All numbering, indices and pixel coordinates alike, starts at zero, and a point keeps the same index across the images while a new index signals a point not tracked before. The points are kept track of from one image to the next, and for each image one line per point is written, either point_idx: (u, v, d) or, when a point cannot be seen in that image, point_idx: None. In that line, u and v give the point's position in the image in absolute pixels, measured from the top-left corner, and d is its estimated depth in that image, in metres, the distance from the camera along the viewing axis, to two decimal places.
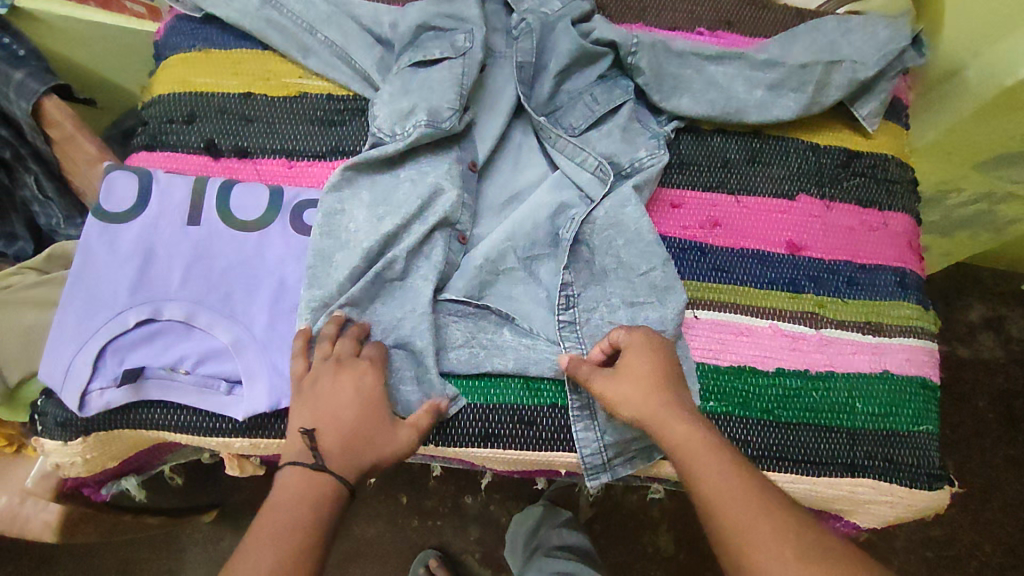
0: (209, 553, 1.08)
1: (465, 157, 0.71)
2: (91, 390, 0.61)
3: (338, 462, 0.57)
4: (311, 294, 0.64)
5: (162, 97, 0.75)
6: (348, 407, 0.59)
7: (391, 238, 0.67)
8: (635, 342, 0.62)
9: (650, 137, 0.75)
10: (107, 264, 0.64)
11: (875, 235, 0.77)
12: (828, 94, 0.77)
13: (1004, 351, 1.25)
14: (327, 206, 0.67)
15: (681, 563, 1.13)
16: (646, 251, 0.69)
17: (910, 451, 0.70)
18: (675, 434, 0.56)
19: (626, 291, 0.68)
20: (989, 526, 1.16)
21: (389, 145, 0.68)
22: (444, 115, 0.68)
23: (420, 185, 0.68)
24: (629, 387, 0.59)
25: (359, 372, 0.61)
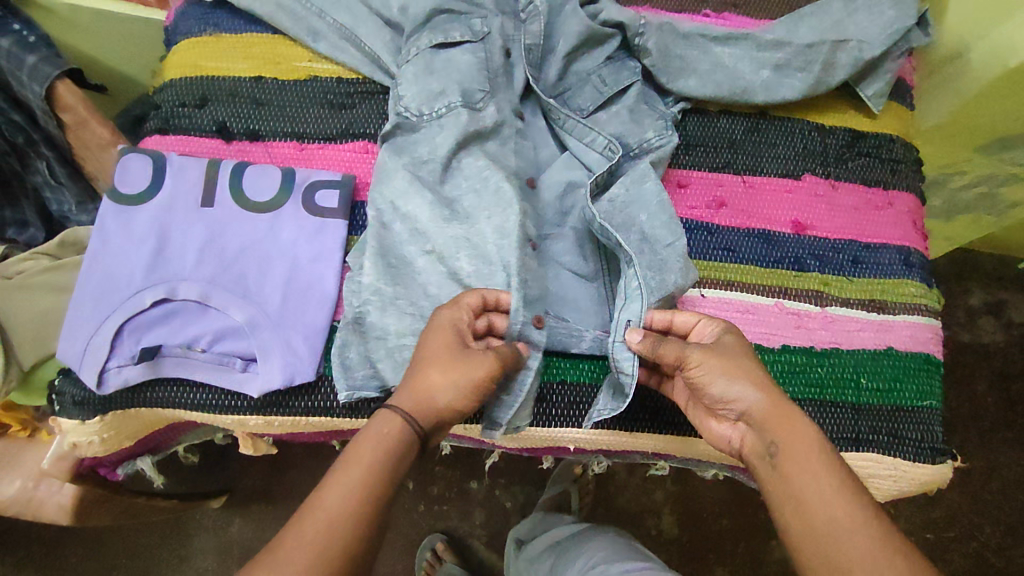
0: (220, 538, 1.10)
1: (523, 173, 0.71)
2: (109, 368, 0.62)
3: (403, 399, 0.55)
4: (396, 291, 0.65)
5: (174, 81, 0.75)
6: (435, 345, 0.57)
7: (473, 233, 0.66)
8: (732, 331, 0.60)
9: (657, 118, 0.75)
10: (123, 245, 0.65)
11: (879, 214, 0.78)
12: (833, 74, 0.77)
13: (1004, 334, 1.26)
14: (398, 209, 0.67)
15: (683, 545, 1.14)
16: (669, 223, 0.68)
17: (914, 426, 0.71)
18: (792, 432, 0.54)
19: (655, 277, 0.65)
20: (987, 506, 1.17)
21: (422, 126, 0.71)
22: (477, 97, 0.71)
23: (486, 194, 0.67)
24: (743, 376, 0.56)
25: (449, 307, 0.60)
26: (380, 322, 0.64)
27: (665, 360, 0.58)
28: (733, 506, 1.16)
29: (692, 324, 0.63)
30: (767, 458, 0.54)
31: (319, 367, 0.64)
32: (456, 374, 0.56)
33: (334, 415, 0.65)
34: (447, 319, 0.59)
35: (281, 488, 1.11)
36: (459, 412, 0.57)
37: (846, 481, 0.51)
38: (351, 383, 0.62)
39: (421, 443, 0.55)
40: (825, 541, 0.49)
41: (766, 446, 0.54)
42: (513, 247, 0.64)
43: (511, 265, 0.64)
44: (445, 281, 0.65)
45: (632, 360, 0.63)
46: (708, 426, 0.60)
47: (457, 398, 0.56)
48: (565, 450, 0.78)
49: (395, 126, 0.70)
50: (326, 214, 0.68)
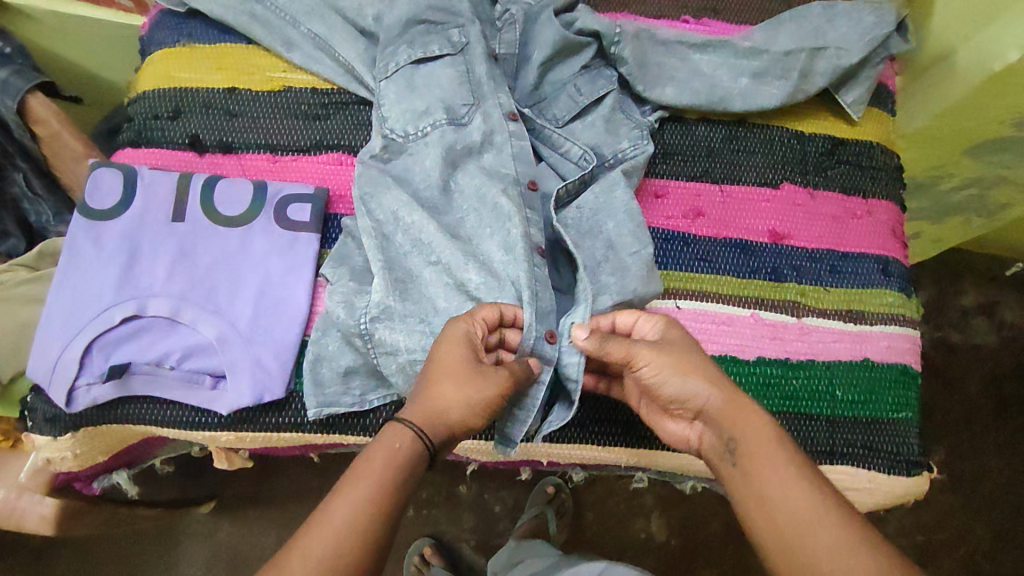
0: (208, 544, 1.10)
1: (523, 177, 0.69)
2: (78, 385, 0.62)
3: (415, 413, 0.54)
4: (405, 308, 0.64)
5: (146, 93, 0.74)
6: (449, 360, 0.56)
7: (478, 251, 0.66)
8: (674, 325, 0.61)
9: (633, 128, 0.75)
10: (92, 260, 0.65)
11: (858, 222, 0.78)
12: (812, 82, 0.77)
13: (996, 335, 1.26)
14: (400, 220, 0.67)
15: (673, 549, 1.15)
16: (636, 231, 0.68)
17: (890, 437, 0.71)
18: (747, 429, 0.54)
19: (616, 284, 0.65)
20: (979, 509, 1.17)
21: (406, 145, 0.70)
22: (461, 112, 0.70)
23: (486, 213, 0.67)
24: (694, 372, 0.56)
25: (463, 319, 0.59)
26: (389, 338, 0.63)
27: (614, 358, 0.58)
28: (723, 509, 1.16)
29: (633, 322, 0.62)
30: (727, 456, 0.54)
31: (289, 384, 0.64)
32: (471, 390, 0.55)
33: (304, 431, 0.65)
34: (461, 331, 0.58)
35: (268, 495, 1.11)
36: (470, 427, 0.56)
37: (802, 470, 0.51)
38: (321, 399, 0.64)
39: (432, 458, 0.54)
40: (790, 535, 0.49)
41: (726, 442, 0.55)
42: (521, 261, 0.64)
43: (522, 280, 0.63)
44: (454, 292, 0.64)
45: (580, 355, 0.62)
46: (666, 427, 0.60)
47: (471, 414, 0.55)
48: (542, 462, 0.78)
49: (383, 148, 0.70)
50: (298, 228, 0.68)
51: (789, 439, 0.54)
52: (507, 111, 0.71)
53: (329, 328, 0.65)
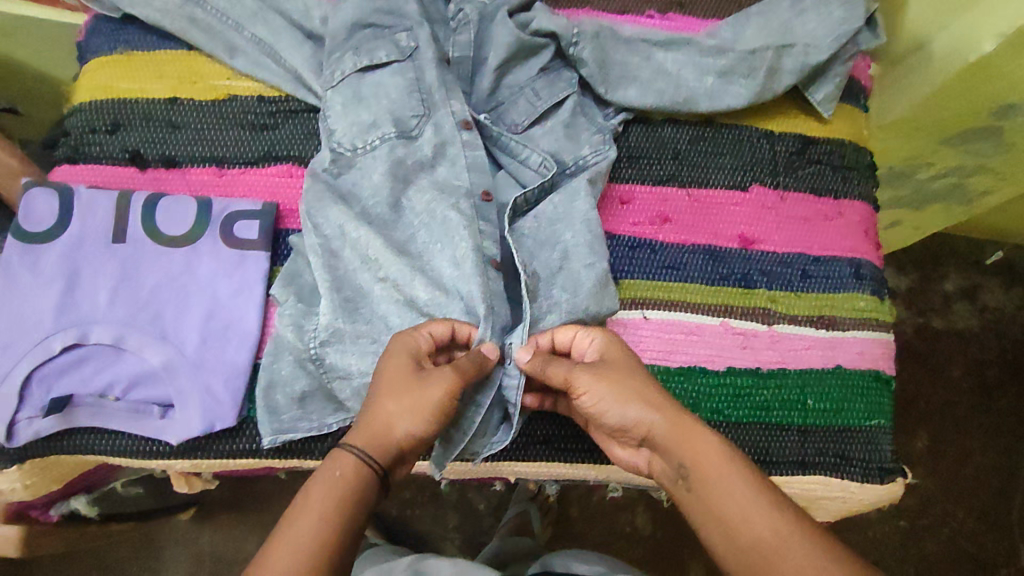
0: (190, 549, 1.08)
1: (477, 189, 0.67)
2: (19, 419, 0.60)
3: (358, 436, 0.53)
4: (355, 328, 0.63)
5: (83, 104, 0.70)
6: (388, 377, 0.55)
7: (427, 266, 0.65)
8: (616, 343, 0.60)
9: (595, 132, 0.72)
10: (30, 286, 0.62)
11: (828, 224, 0.77)
12: (779, 80, 0.74)
13: (978, 320, 1.25)
14: (347, 235, 0.65)
15: (658, 541, 1.14)
16: (593, 243, 0.66)
17: (861, 446, 0.71)
18: (699, 450, 0.52)
19: (568, 301, 0.64)
20: (962, 493, 1.17)
21: (357, 159, 0.68)
22: (411, 124, 0.68)
23: (435, 227, 0.65)
24: (633, 397, 0.55)
25: (409, 332, 0.60)
26: (341, 362, 0.62)
27: (554, 381, 0.58)
28: None
29: (571, 339, 0.61)
30: (680, 480, 0.53)
31: (241, 410, 0.62)
32: (414, 401, 0.54)
33: (261, 457, 0.64)
34: (405, 344, 0.58)
35: (249, 500, 1.10)
36: (421, 441, 0.55)
37: (758, 489, 0.50)
38: (277, 426, 0.62)
39: (380, 479, 0.52)
40: (756, 561, 0.47)
41: (679, 468, 0.53)
42: (471, 275, 0.63)
43: (475, 294, 0.62)
44: (404, 309, 0.63)
45: (519, 377, 0.61)
46: (616, 452, 0.59)
47: (416, 426, 0.54)
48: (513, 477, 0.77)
49: (332, 162, 0.68)
50: (246, 247, 0.65)
51: (742, 456, 0.52)
52: (460, 120, 0.69)
53: (281, 352, 0.63)
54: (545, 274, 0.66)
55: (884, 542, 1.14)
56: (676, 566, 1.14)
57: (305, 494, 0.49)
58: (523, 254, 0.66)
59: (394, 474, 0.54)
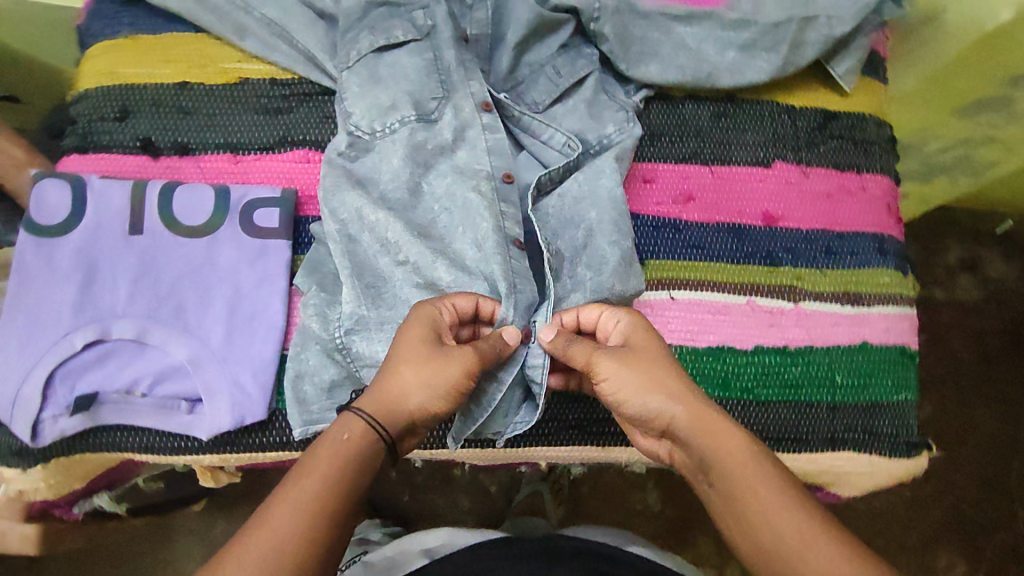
0: (202, 541, 1.05)
1: (498, 172, 0.65)
2: (43, 418, 0.58)
3: (370, 402, 0.52)
4: (379, 315, 0.61)
5: (89, 91, 0.68)
6: (407, 347, 0.54)
7: (448, 249, 0.63)
8: (640, 325, 0.58)
9: (618, 110, 0.71)
10: (46, 282, 0.60)
11: (851, 199, 0.76)
12: (802, 54, 0.73)
13: (980, 291, 1.26)
14: (364, 220, 0.63)
15: (669, 517, 1.15)
16: (618, 220, 0.65)
17: (889, 421, 0.71)
18: (722, 445, 0.50)
19: (592, 279, 0.63)
20: (965, 462, 1.18)
21: (374, 143, 0.66)
22: (430, 107, 0.66)
23: (457, 211, 0.63)
24: (654, 386, 0.53)
25: (431, 302, 0.57)
26: (368, 350, 0.60)
27: (575, 361, 0.56)
28: None
29: (596, 318, 0.60)
30: (702, 477, 0.51)
31: (271, 403, 0.62)
32: (431, 373, 0.53)
33: (291, 450, 0.63)
34: (425, 314, 0.56)
35: (264, 488, 1.10)
36: (432, 415, 0.54)
37: (786, 490, 0.48)
38: (307, 417, 0.61)
39: (390, 448, 0.52)
40: (776, 559, 0.46)
41: (700, 463, 0.51)
42: (494, 255, 0.61)
43: (495, 271, 0.60)
44: (425, 292, 0.61)
45: (545, 358, 0.60)
46: (637, 438, 0.58)
47: (430, 399, 0.53)
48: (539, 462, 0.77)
49: (349, 145, 0.66)
50: (268, 236, 0.64)
51: (769, 455, 0.50)
52: (479, 101, 0.67)
53: (308, 342, 0.62)
54: (570, 253, 0.65)
55: (892, 511, 1.15)
56: (686, 541, 1.15)
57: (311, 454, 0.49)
58: (548, 233, 0.66)
59: (402, 445, 0.54)
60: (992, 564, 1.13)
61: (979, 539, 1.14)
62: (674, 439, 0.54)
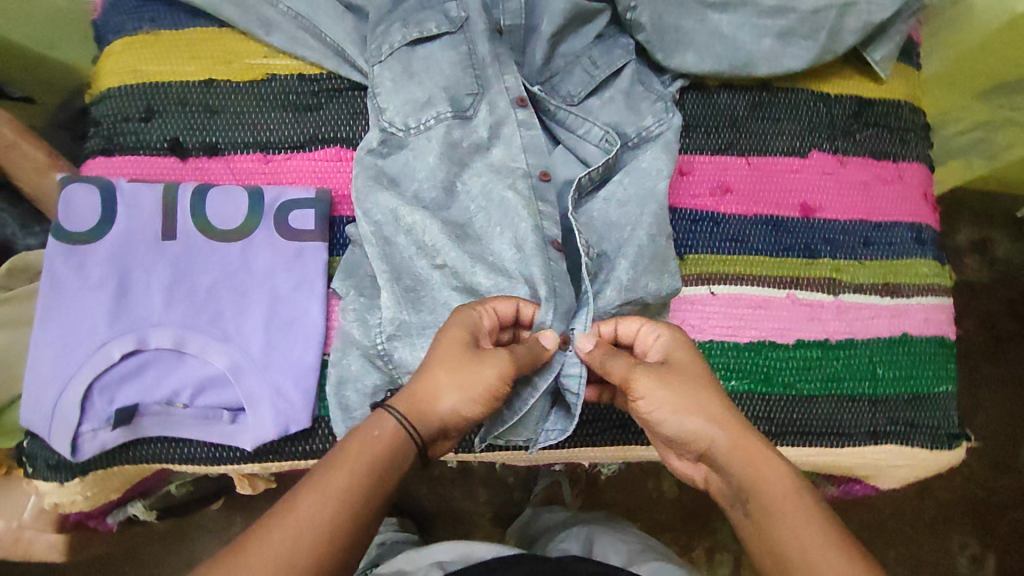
0: (223, 538, 1.01)
1: (535, 169, 0.63)
2: (82, 432, 0.57)
3: (402, 402, 0.50)
4: (421, 320, 0.59)
5: (112, 90, 0.66)
6: (445, 348, 0.51)
7: (487, 251, 0.61)
8: (682, 342, 0.55)
9: (655, 101, 0.69)
10: (79, 292, 0.59)
11: (888, 188, 0.75)
12: (841, 40, 0.71)
13: (989, 272, 1.15)
14: (400, 221, 0.61)
15: (685, 506, 1.08)
16: (659, 215, 0.63)
17: (931, 413, 0.71)
18: (765, 477, 0.48)
19: (628, 277, 0.60)
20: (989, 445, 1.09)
21: (408, 141, 0.64)
22: (466, 102, 0.64)
23: (495, 210, 0.62)
24: (695, 409, 0.51)
25: (469, 306, 0.55)
26: (408, 357, 0.58)
27: (612, 375, 0.54)
28: None
29: (636, 331, 0.57)
30: (737, 504, 0.50)
31: (314, 410, 0.60)
32: (465, 376, 0.50)
33: None
34: (465, 318, 0.53)
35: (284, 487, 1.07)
36: (465, 421, 0.51)
37: (828, 529, 0.46)
38: (350, 424, 0.59)
39: (419, 453, 0.49)
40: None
41: (737, 491, 0.50)
42: (534, 257, 0.59)
43: (535, 275, 0.58)
44: (466, 297, 0.60)
45: (581, 368, 0.58)
46: (671, 460, 0.56)
47: (463, 403, 0.50)
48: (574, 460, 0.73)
49: (381, 142, 0.64)
50: (304, 238, 0.62)
51: (814, 492, 0.48)
52: (514, 96, 0.65)
53: (348, 347, 0.61)
54: (612, 250, 0.63)
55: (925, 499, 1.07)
56: (704, 531, 1.08)
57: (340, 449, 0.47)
58: (591, 236, 0.63)
59: (433, 448, 0.52)
60: (1004, 544, 1.05)
61: (993, 519, 1.06)
62: (712, 465, 0.52)
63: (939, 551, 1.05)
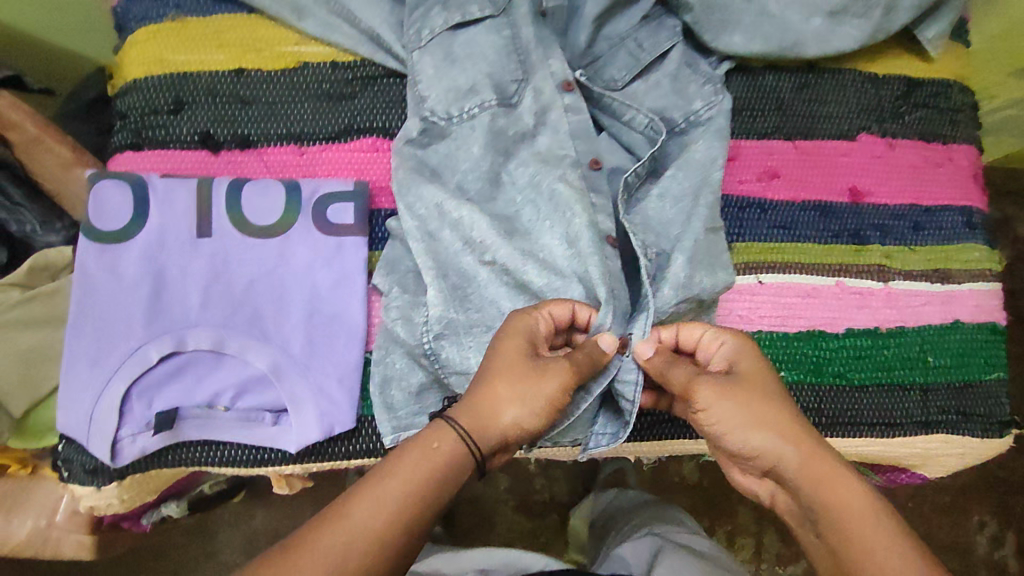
0: (241, 532, 0.99)
1: (584, 158, 0.62)
2: (121, 437, 0.55)
3: (462, 414, 0.49)
4: (468, 318, 0.58)
5: (137, 81, 0.63)
6: (506, 359, 0.51)
7: (537, 246, 0.59)
8: (745, 350, 0.54)
9: (704, 83, 0.66)
10: (113, 292, 0.56)
11: (937, 172, 0.73)
12: (895, 18, 0.69)
13: (1009, 251, 1.09)
14: (446, 215, 0.59)
15: (706, 492, 1.03)
16: (711, 205, 0.62)
17: (982, 401, 0.69)
18: (841, 499, 0.47)
19: (686, 271, 0.59)
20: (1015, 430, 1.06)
21: (452, 132, 0.62)
22: (510, 89, 0.62)
23: (543, 203, 0.60)
24: (762, 425, 0.50)
25: (523, 312, 0.54)
26: (458, 357, 0.57)
27: (672, 383, 0.53)
28: None
29: (698, 338, 0.56)
30: (808, 522, 0.49)
31: (357, 410, 0.58)
32: (529, 389, 0.50)
33: (379, 458, 0.59)
34: (523, 326, 0.53)
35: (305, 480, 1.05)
36: (525, 432, 0.51)
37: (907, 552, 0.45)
38: (396, 424, 0.58)
39: (478, 468, 0.48)
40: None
41: (807, 510, 0.49)
42: (590, 254, 0.57)
43: (593, 275, 0.56)
44: (515, 294, 0.58)
45: (638, 374, 0.57)
46: (735, 474, 0.55)
47: (523, 415, 0.50)
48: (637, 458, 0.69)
49: (422, 132, 0.62)
50: (343, 233, 0.60)
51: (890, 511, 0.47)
52: (560, 82, 0.63)
53: (392, 346, 0.59)
54: (670, 247, 0.61)
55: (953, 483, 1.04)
56: (725, 514, 1.02)
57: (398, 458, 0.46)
58: (650, 236, 0.61)
59: (493, 461, 0.51)
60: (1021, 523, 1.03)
61: (1011, 498, 1.04)
62: (780, 482, 0.51)
63: (957, 530, 1.03)
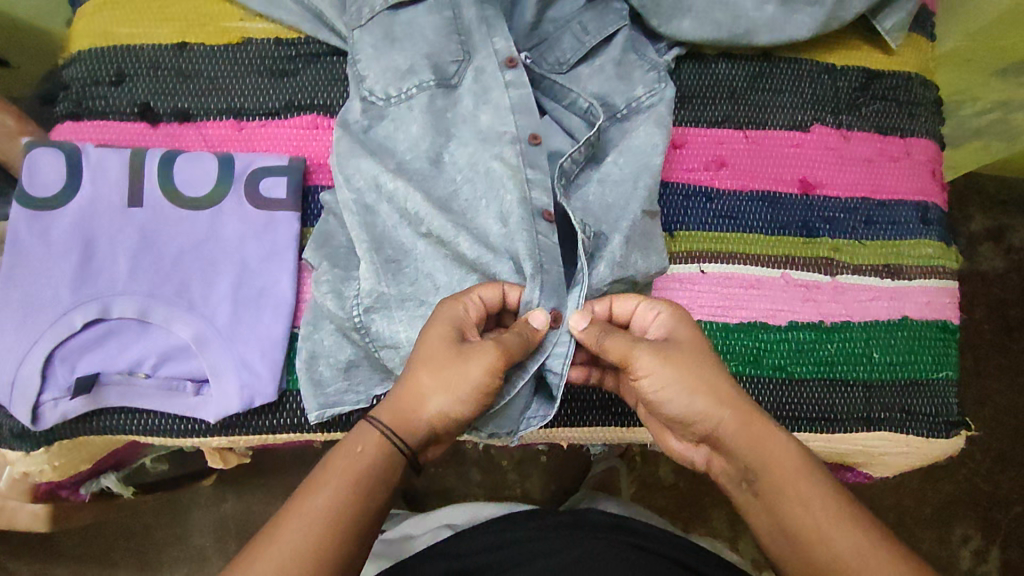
0: (213, 516, 0.95)
1: (524, 132, 0.60)
2: (43, 401, 0.56)
3: (385, 411, 0.48)
4: (400, 292, 0.57)
5: (83, 53, 0.64)
6: (429, 349, 0.48)
7: (472, 225, 0.58)
8: (682, 320, 0.52)
9: (648, 70, 0.66)
10: (43, 257, 0.57)
11: (894, 165, 0.72)
12: (848, 7, 0.68)
13: (1004, 261, 1.05)
14: (381, 188, 0.58)
15: (681, 495, 0.99)
16: (651, 190, 0.61)
17: (928, 399, 0.68)
18: (774, 453, 0.48)
19: (623, 252, 0.58)
20: (1007, 444, 1.00)
21: (388, 110, 0.61)
22: (449, 70, 0.61)
23: (480, 180, 0.59)
24: (700, 387, 0.49)
25: (452, 299, 0.52)
26: (388, 330, 0.57)
27: (609, 355, 0.51)
28: None
29: (631, 311, 0.54)
30: (744, 483, 0.50)
31: (281, 383, 0.59)
32: (452, 377, 0.47)
33: (304, 432, 0.60)
34: (450, 312, 0.50)
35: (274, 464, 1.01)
36: (457, 420, 0.49)
37: (837, 501, 0.47)
38: (323, 400, 0.58)
39: (411, 461, 0.48)
40: None
41: (744, 469, 0.49)
42: (519, 231, 0.56)
43: (520, 250, 0.56)
44: (451, 266, 0.57)
45: (569, 345, 0.55)
46: (671, 441, 0.54)
47: (455, 404, 0.48)
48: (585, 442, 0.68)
49: (362, 112, 0.61)
50: (275, 207, 0.60)
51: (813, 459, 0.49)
52: (503, 58, 0.61)
53: (320, 321, 0.59)
54: (608, 230, 0.59)
55: (939, 495, 0.98)
56: (698, 517, 0.98)
57: (323, 465, 0.46)
58: (587, 218, 0.60)
59: (426, 454, 0.50)
60: (1006, 536, 0.97)
61: (996, 511, 0.98)
62: (716, 445, 0.50)
63: (941, 545, 0.97)
